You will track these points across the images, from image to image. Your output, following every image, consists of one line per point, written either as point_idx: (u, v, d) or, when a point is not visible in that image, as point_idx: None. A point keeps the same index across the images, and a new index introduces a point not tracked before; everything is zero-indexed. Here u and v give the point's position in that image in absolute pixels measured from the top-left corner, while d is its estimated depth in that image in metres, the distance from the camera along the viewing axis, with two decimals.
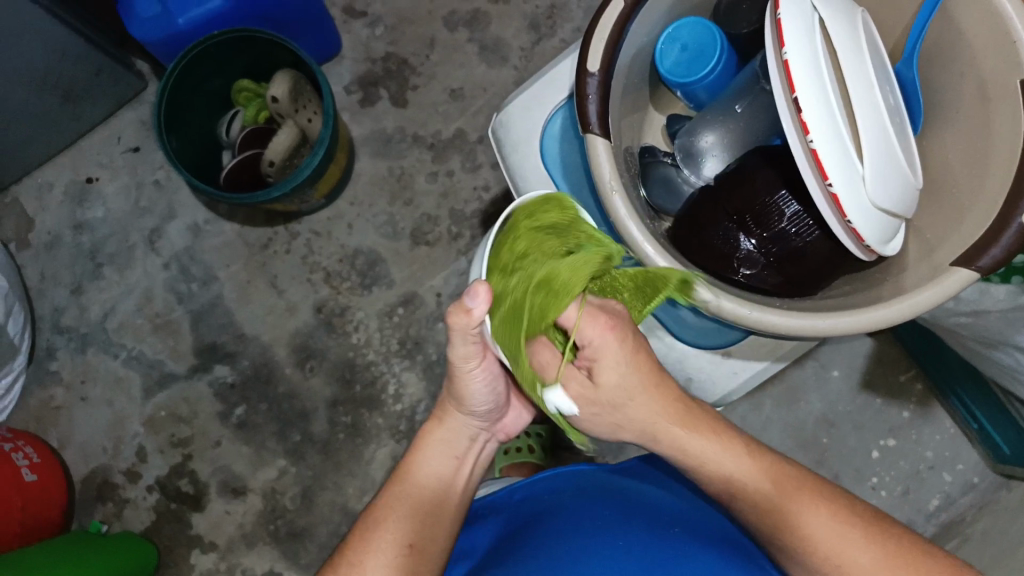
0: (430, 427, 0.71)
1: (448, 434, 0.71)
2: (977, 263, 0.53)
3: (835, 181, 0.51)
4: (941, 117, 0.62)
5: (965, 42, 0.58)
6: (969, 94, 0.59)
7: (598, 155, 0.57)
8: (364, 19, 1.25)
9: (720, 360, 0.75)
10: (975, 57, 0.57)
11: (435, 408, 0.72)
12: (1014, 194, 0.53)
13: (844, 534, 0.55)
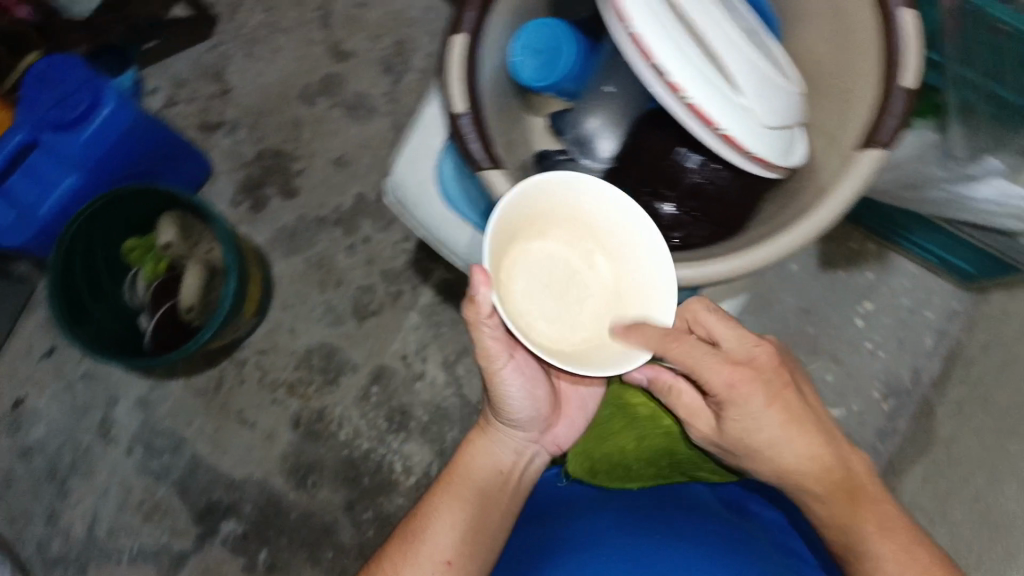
0: (476, 436, 0.72)
1: (491, 443, 0.71)
2: (877, 139, 0.56)
3: (722, 124, 0.54)
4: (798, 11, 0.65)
5: None
6: None
7: (497, 189, 0.58)
8: (222, 128, 1.19)
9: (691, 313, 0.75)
10: None
11: (481, 417, 0.73)
12: (888, 57, 0.57)
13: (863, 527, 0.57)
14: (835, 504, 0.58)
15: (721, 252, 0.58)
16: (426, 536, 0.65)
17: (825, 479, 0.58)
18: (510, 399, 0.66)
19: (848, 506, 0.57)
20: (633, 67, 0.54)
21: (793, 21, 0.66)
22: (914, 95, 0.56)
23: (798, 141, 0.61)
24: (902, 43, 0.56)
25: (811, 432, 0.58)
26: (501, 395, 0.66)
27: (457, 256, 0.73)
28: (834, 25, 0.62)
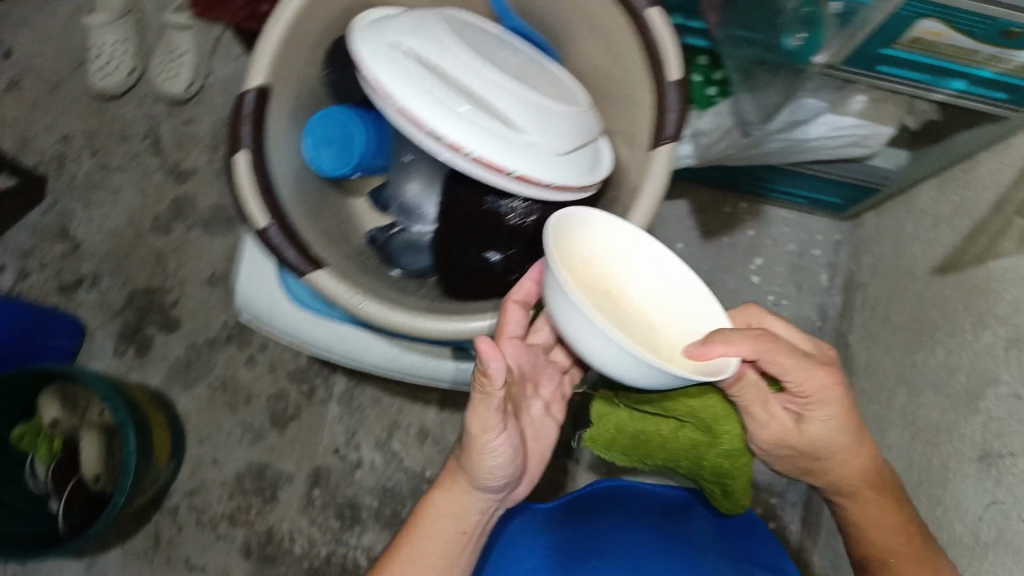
0: (441, 493, 0.62)
1: (459, 505, 0.61)
2: (666, 134, 0.60)
3: (514, 167, 0.55)
4: (568, 30, 0.67)
5: None
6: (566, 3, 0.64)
7: (326, 288, 0.57)
8: (83, 283, 1.15)
9: None
10: None
11: (450, 468, 0.63)
12: (651, 58, 0.60)
13: (886, 530, 0.65)
14: (874, 508, 0.65)
15: None
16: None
17: (870, 487, 0.64)
18: (490, 468, 0.58)
19: (877, 536, 0.65)
20: (415, 139, 0.55)
21: (567, 39, 0.68)
22: (684, 85, 0.59)
23: (600, 154, 0.64)
24: (659, 40, 0.59)
25: (870, 456, 0.64)
26: (481, 462, 0.57)
27: (330, 351, 0.73)
28: (601, 39, 0.64)
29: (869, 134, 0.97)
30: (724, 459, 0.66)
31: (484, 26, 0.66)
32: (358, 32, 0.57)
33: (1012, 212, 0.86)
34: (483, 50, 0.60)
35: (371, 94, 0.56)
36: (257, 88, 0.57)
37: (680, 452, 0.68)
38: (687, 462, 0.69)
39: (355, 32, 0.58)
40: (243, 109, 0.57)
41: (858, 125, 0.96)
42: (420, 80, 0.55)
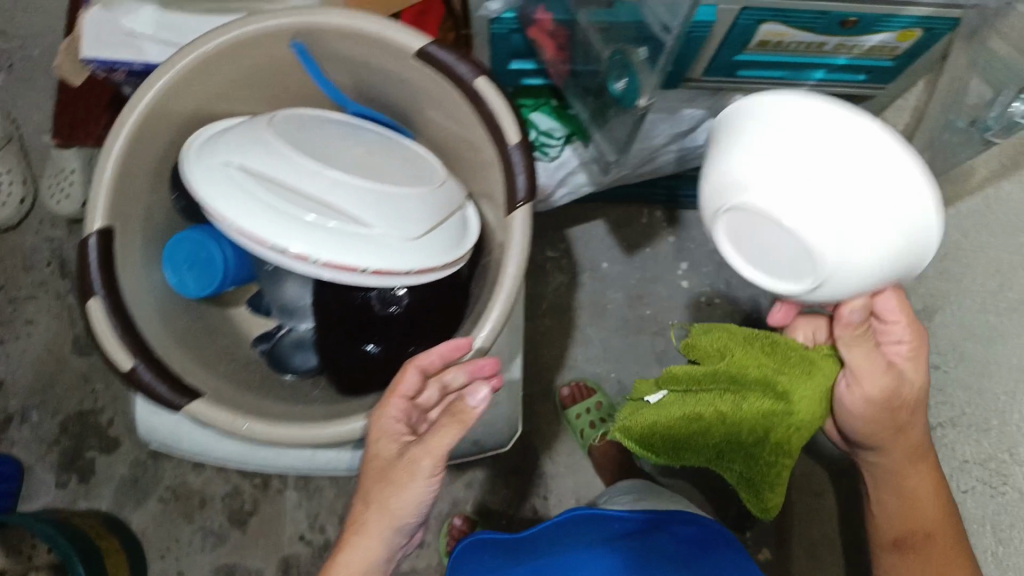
0: (347, 543, 0.54)
1: (368, 552, 0.53)
2: (518, 198, 0.60)
3: (365, 264, 0.55)
4: (414, 104, 0.67)
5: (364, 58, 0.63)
6: (403, 81, 0.64)
7: (205, 416, 0.56)
8: (13, 421, 1.13)
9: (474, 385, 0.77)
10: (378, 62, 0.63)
11: (352, 513, 0.55)
12: (490, 124, 0.60)
13: (939, 500, 0.60)
14: (926, 474, 0.60)
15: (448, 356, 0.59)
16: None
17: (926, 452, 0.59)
18: (411, 501, 0.52)
19: (926, 513, 0.61)
20: (262, 254, 0.54)
21: (417, 112, 0.68)
22: (526, 147, 0.60)
23: (460, 225, 0.64)
24: (493, 107, 0.59)
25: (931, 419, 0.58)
26: (404, 494, 0.52)
27: (242, 461, 0.71)
28: (442, 110, 0.65)
29: None
30: (799, 429, 0.55)
31: (324, 117, 0.65)
32: (190, 155, 0.57)
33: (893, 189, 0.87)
34: (320, 148, 0.59)
35: (212, 217, 0.55)
36: (99, 231, 0.56)
37: (739, 424, 0.55)
38: (745, 436, 0.56)
39: (187, 157, 0.57)
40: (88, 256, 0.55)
41: None
42: (257, 195, 0.55)
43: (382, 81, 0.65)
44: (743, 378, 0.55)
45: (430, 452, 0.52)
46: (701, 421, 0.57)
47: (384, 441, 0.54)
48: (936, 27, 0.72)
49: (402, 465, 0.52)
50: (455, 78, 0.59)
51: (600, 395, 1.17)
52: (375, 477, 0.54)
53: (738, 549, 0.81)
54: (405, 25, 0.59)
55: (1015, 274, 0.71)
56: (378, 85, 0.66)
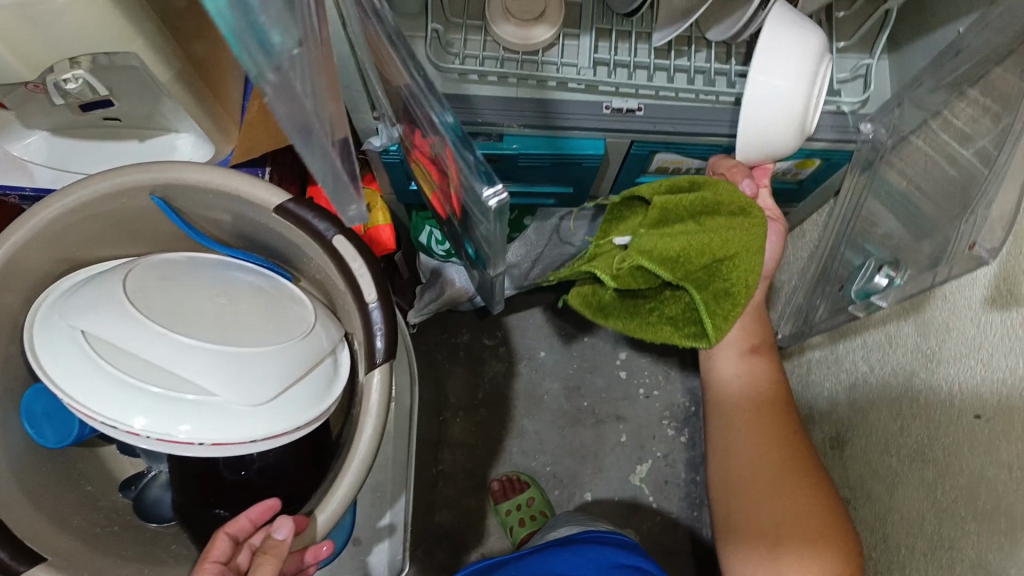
0: None
1: None
2: (377, 356, 0.58)
3: (204, 441, 0.54)
4: (287, 246, 0.65)
5: (232, 208, 0.62)
6: (271, 228, 0.63)
7: None
8: None
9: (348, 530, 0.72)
10: (243, 211, 0.62)
11: None
12: (350, 281, 0.59)
13: (761, 439, 0.77)
14: (757, 419, 0.78)
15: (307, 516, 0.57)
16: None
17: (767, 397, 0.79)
18: None
19: (745, 452, 0.77)
20: (97, 427, 0.53)
21: (292, 252, 0.66)
22: (386, 304, 0.59)
23: (329, 373, 0.62)
24: (351, 265, 0.58)
25: (762, 369, 0.80)
26: None
27: None
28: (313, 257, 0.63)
29: None
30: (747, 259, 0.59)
31: (194, 261, 0.64)
32: (42, 320, 0.57)
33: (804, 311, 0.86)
34: (174, 302, 0.58)
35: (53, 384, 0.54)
36: None
37: (717, 243, 0.59)
38: (708, 258, 0.59)
39: (38, 321, 0.57)
40: None
41: None
42: (97, 363, 0.54)
43: (252, 228, 0.64)
44: (715, 210, 0.61)
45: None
46: (696, 253, 0.58)
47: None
48: (835, 157, 0.74)
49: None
50: (316, 234, 0.59)
51: (533, 489, 1.13)
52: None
53: (628, 551, 0.88)
54: (264, 182, 0.59)
55: (912, 420, 0.70)
56: (251, 233, 0.65)
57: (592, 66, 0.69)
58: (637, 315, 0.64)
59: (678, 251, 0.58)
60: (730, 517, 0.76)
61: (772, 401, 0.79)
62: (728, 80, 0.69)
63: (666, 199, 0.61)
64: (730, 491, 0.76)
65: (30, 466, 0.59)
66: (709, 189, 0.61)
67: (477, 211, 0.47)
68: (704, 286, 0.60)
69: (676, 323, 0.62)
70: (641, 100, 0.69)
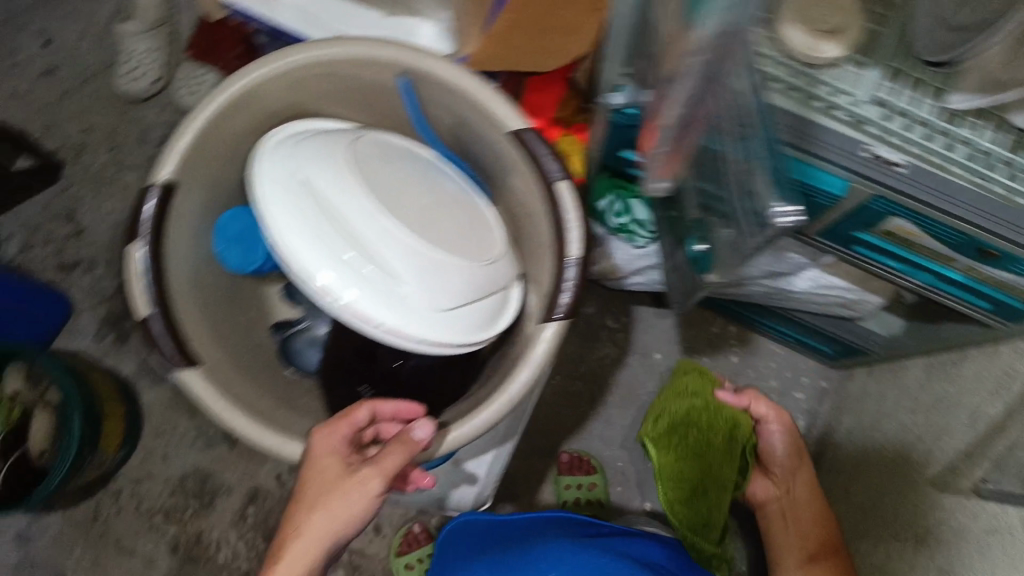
0: (288, 537, 0.54)
1: (305, 547, 0.54)
2: (557, 312, 0.59)
3: (384, 320, 0.56)
4: (503, 172, 0.66)
5: (465, 114, 0.63)
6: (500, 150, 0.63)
7: (193, 387, 0.59)
8: (79, 267, 1.23)
9: (454, 468, 0.76)
10: (477, 122, 0.63)
11: (290, 511, 0.55)
12: (559, 231, 0.59)
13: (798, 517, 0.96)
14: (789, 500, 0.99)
15: (442, 432, 0.60)
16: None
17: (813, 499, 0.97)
18: (348, 509, 0.54)
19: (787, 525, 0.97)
20: (290, 274, 0.56)
21: (503, 174, 0.66)
22: (586, 263, 0.59)
23: (503, 306, 0.64)
24: (564, 215, 0.59)
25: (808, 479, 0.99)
26: (342, 505, 0.54)
27: None
28: (522, 187, 0.64)
29: (860, 300, 0.94)
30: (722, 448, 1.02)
31: (409, 144, 0.65)
32: (265, 156, 0.60)
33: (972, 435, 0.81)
34: (389, 182, 0.59)
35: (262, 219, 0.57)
36: (163, 185, 0.60)
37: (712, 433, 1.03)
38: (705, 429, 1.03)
39: (260, 155, 0.60)
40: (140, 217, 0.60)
41: (849, 288, 0.93)
42: (307, 214, 0.57)
43: (475, 138, 0.65)
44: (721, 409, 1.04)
45: (384, 462, 0.56)
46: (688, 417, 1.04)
47: (330, 456, 0.57)
48: None
49: (360, 472, 0.55)
50: (542, 167, 0.59)
51: (598, 476, 1.15)
52: (325, 486, 0.55)
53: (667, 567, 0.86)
54: (509, 100, 0.60)
55: None
56: (472, 141, 0.66)
57: (869, 103, 0.64)
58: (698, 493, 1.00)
59: (660, 429, 1.05)
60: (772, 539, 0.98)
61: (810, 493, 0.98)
62: (1008, 171, 0.63)
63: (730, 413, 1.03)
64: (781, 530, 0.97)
65: (200, 291, 0.65)
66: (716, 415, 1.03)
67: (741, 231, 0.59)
68: (708, 444, 1.02)
69: (721, 482, 1.01)
70: (906, 156, 0.63)
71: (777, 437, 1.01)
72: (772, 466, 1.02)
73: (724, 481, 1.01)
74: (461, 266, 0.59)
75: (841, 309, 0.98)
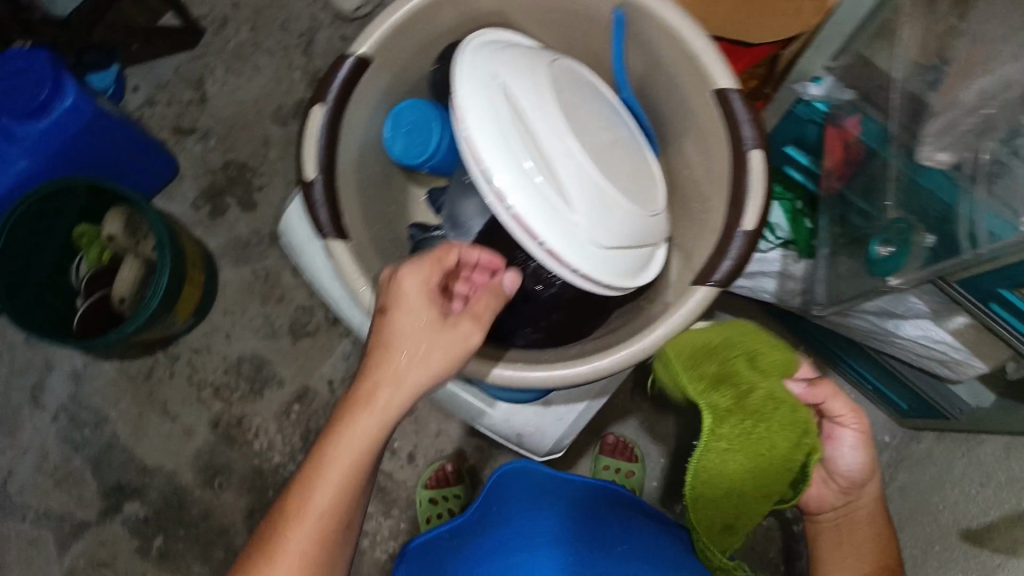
0: (371, 386, 0.52)
1: (388, 397, 0.52)
2: (714, 278, 0.63)
3: (547, 239, 0.59)
4: (693, 130, 0.70)
5: (667, 63, 0.67)
6: (698, 106, 0.67)
7: (337, 258, 0.63)
8: (194, 134, 1.24)
9: (544, 409, 0.80)
10: (678, 74, 0.67)
11: (374, 356, 0.53)
12: (737, 201, 0.63)
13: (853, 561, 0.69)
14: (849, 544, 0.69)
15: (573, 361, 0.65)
16: (287, 549, 0.51)
17: (870, 530, 0.69)
18: (442, 357, 0.54)
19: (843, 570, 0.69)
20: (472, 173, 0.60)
21: (691, 133, 0.70)
22: (754, 236, 0.62)
23: (650, 258, 0.70)
24: (750, 182, 0.62)
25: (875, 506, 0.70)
26: (437, 352, 0.53)
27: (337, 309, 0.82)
28: (710, 152, 0.68)
29: (964, 362, 0.92)
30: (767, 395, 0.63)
31: (599, 82, 0.71)
32: (471, 55, 0.65)
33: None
34: (575, 115, 0.64)
35: (455, 119, 0.61)
36: (357, 57, 0.67)
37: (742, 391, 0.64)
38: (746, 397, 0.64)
39: (468, 55, 0.64)
40: (339, 72, 0.67)
41: (955, 346, 0.92)
42: (501, 121, 0.60)
43: (675, 91, 0.69)
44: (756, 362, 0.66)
45: (479, 315, 0.56)
46: (739, 385, 0.64)
47: (428, 302, 0.54)
48: None
49: (460, 326, 0.55)
50: (739, 130, 0.63)
51: (638, 466, 1.16)
52: (421, 331, 0.54)
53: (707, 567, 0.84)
54: (725, 59, 0.63)
55: None
56: (670, 93, 0.70)
57: None
58: (731, 497, 0.65)
59: (705, 381, 0.65)
60: (815, 556, 0.71)
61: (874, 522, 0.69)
62: None
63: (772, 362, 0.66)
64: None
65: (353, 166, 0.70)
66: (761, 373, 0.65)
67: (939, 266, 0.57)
68: (768, 446, 0.63)
69: (763, 491, 0.65)
70: None
71: (850, 450, 0.68)
72: (832, 474, 0.69)
73: (767, 490, 0.65)
74: (628, 207, 0.65)
75: (939, 365, 0.97)
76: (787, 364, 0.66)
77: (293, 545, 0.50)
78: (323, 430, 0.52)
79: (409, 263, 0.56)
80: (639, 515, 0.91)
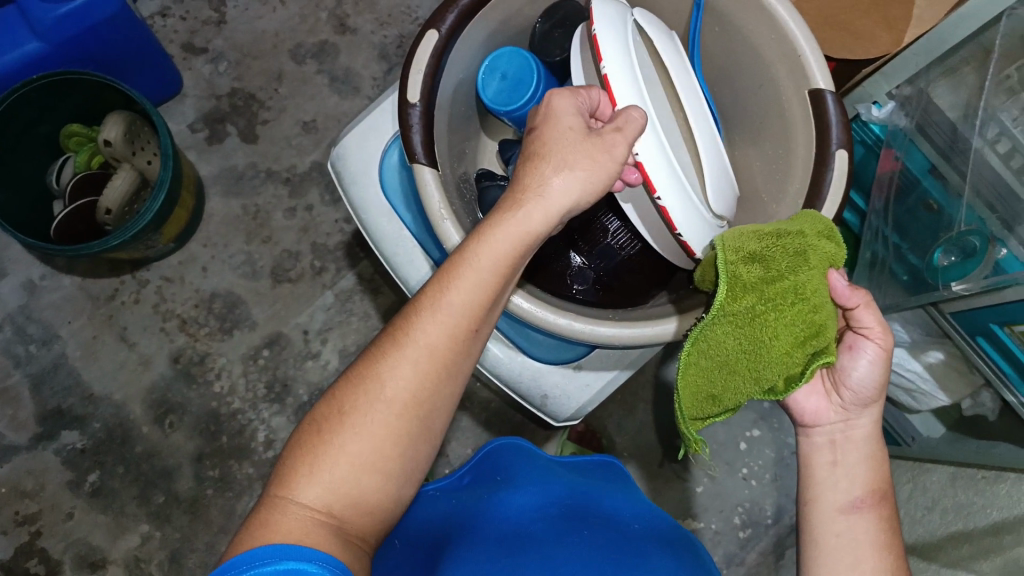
0: (511, 204, 0.55)
1: (528, 216, 0.54)
2: None
3: (662, 195, 0.63)
4: (779, 126, 0.80)
5: (761, 59, 0.78)
6: (784, 104, 0.78)
7: (423, 180, 0.69)
8: (205, 55, 1.20)
9: (573, 373, 0.90)
10: (772, 72, 0.78)
11: (519, 177, 0.57)
12: (814, 195, 0.73)
13: (849, 483, 0.63)
14: (846, 467, 0.63)
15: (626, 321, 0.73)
16: (417, 335, 0.53)
17: (867, 458, 0.63)
18: (585, 169, 0.55)
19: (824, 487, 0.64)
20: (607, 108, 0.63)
21: (775, 132, 0.81)
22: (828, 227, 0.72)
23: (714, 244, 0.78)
24: (831, 178, 0.73)
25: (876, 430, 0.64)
26: (581, 160, 0.55)
27: (375, 241, 0.86)
28: (791, 152, 0.79)
29: (929, 393, 1.01)
30: (809, 290, 0.57)
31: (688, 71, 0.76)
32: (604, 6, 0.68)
33: (999, 540, 0.87)
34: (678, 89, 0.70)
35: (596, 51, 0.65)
36: None
37: (778, 278, 0.57)
38: (787, 284, 0.57)
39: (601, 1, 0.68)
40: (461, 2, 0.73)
41: (924, 376, 1.00)
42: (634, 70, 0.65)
43: (766, 85, 0.79)
44: (804, 257, 0.58)
45: (625, 131, 0.57)
46: (769, 269, 0.58)
47: (572, 114, 0.57)
48: None
49: (607, 134, 0.56)
50: (830, 131, 0.73)
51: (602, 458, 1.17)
52: (568, 140, 0.56)
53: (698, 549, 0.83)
54: (825, 65, 0.73)
55: None
56: (762, 86, 0.80)
57: None
58: (724, 377, 0.62)
59: (741, 256, 0.58)
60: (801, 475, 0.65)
61: (872, 448, 0.64)
62: None
63: (818, 244, 0.59)
64: (829, 514, 0.62)
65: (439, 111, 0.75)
66: (807, 270, 0.57)
67: (985, 276, 0.79)
68: (772, 336, 0.58)
69: (758, 376, 0.60)
70: None
71: (865, 368, 0.62)
72: (840, 388, 0.64)
73: (762, 379, 0.60)
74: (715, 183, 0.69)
75: (906, 394, 1.05)
76: (831, 256, 0.60)
77: (422, 333, 0.53)
78: (464, 239, 0.56)
79: (556, 89, 0.59)
80: (630, 490, 0.93)
